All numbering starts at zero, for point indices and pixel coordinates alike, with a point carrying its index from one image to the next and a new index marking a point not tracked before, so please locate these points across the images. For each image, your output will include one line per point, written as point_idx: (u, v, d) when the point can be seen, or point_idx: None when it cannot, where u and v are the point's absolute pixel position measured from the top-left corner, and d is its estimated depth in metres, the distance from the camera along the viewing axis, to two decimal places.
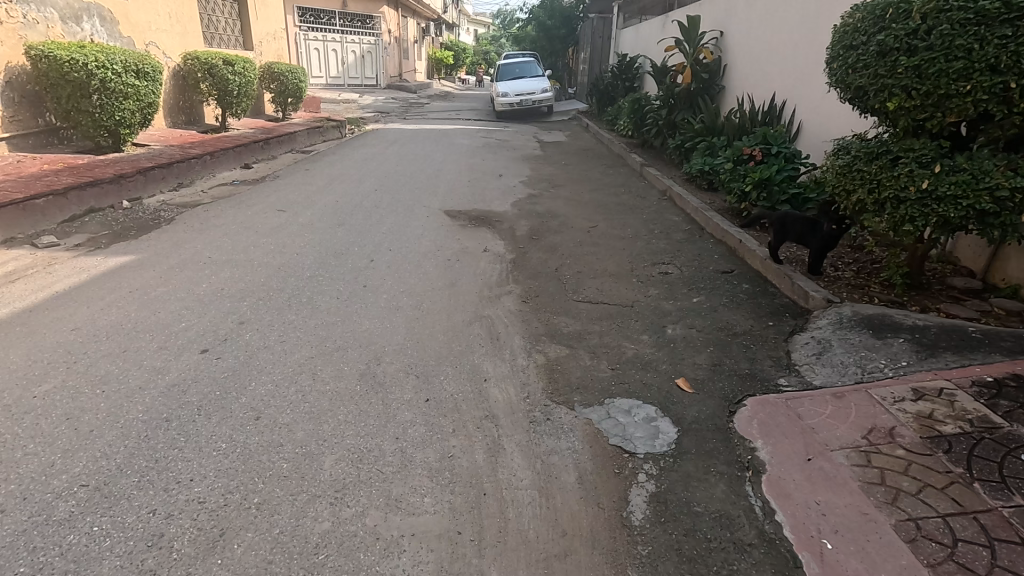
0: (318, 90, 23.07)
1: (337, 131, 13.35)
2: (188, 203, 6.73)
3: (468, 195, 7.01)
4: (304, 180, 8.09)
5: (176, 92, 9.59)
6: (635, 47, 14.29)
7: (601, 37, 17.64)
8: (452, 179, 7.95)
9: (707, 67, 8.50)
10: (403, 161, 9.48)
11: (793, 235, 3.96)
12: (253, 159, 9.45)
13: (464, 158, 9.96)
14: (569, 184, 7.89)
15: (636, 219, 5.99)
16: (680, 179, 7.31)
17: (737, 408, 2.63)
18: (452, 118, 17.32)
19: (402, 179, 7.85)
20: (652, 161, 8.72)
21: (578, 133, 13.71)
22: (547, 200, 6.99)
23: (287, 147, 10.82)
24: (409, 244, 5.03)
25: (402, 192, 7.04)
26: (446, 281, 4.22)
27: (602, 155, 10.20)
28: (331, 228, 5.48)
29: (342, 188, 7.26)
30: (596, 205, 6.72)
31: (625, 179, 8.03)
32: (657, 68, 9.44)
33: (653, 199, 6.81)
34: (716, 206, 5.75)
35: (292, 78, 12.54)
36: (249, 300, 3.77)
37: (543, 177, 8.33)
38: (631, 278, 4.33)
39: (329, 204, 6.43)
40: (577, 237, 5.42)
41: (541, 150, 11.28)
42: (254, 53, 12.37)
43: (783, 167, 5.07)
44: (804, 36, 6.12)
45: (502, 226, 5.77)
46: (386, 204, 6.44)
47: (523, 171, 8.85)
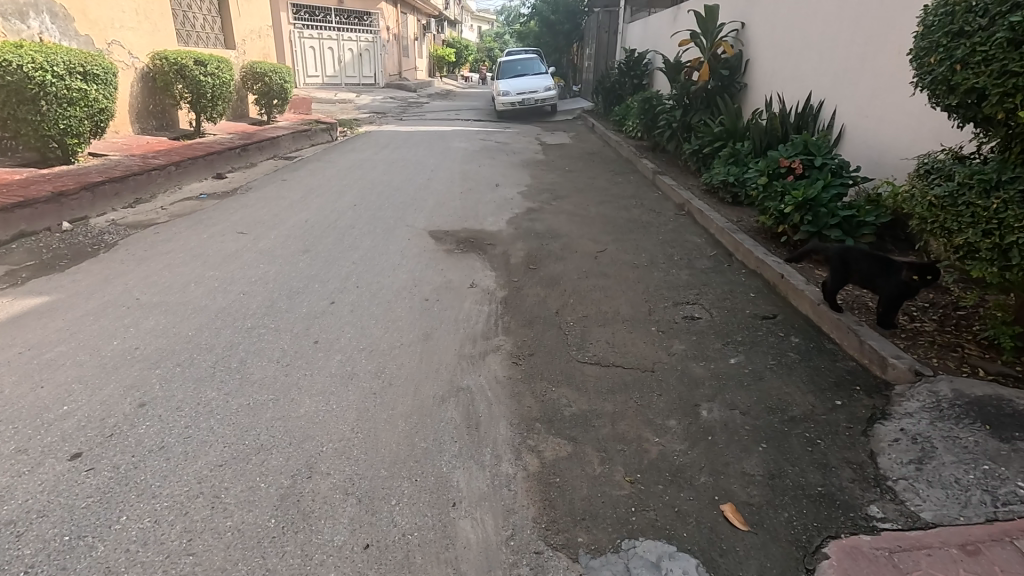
0: (314, 90, 22.31)
1: (327, 134, 12.55)
2: (139, 222, 5.94)
3: (458, 211, 6.19)
4: (279, 192, 7.28)
5: (144, 95, 8.81)
6: (644, 41, 13.39)
7: (607, 31, 16.76)
8: (443, 191, 7.14)
9: (726, 63, 7.61)
10: (392, 168, 8.67)
11: (859, 277, 3.09)
12: (228, 168, 8.66)
13: (459, 164, 9.13)
14: (574, 195, 7.06)
15: (651, 240, 5.15)
16: (698, 190, 6.46)
17: (818, 564, 1.80)
18: (450, 118, 16.49)
19: (386, 191, 7.04)
20: (665, 168, 7.87)
21: (583, 134, 12.86)
22: (548, 216, 6.17)
23: (269, 154, 10.02)
24: (382, 279, 4.22)
25: (385, 208, 6.22)
26: (419, 332, 3.41)
27: (609, 160, 9.35)
28: (292, 256, 4.67)
29: (317, 204, 6.44)
30: (604, 222, 5.89)
31: (636, 189, 7.18)
32: (669, 65, 8.57)
33: (669, 214, 5.97)
34: (746, 226, 4.90)
35: (278, 79, 11.75)
36: (164, 364, 2.98)
37: (545, 187, 7.50)
38: (649, 327, 3.50)
39: (298, 223, 5.62)
40: (582, 265, 4.60)
41: (544, 154, 10.45)
42: (236, 52, 11.58)
43: (831, 184, 4.21)
44: (845, 26, 5.25)
45: (495, 251, 4.96)
46: (363, 223, 5.62)
47: (522, 180, 8.01)
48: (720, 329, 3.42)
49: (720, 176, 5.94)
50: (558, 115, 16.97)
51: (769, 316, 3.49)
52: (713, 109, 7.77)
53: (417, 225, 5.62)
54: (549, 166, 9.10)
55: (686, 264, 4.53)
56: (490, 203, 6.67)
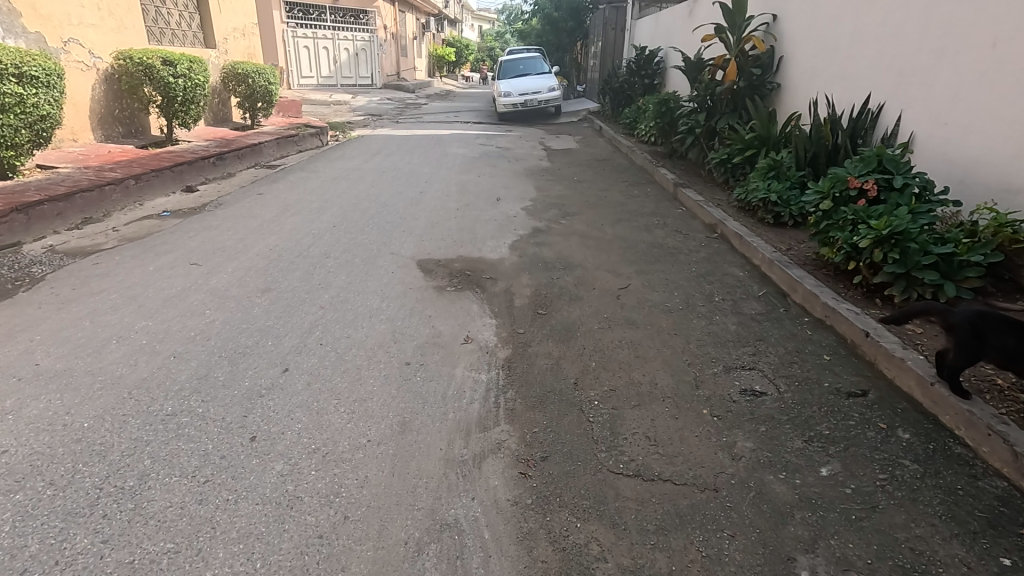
0: (308, 91, 21.50)
1: (316, 139, 11.72)
2: (82, 248, 5.10)
3: (454, 233, 5.34)
4: (251, 207, 6.43)
5: (108, 98, 7.96)
6: (655, 38, 12.54)
7: (614, 28, 15.89)
8: (438, 207, 6.30)
9: (757, 60, 6.72)
10: (382, 178, 7.83)
11: (1000, 353, 2.24)
12: (201, 179, 7.82)
13: (456, 173, 8.27)
14: (585, 212, 6.20)
15: (682, 273, 4.31)
16: (728, 207, 5.61)
17: None
18: (449, 121, 15.65)
19: (372, 208, 6.20)
20: (687, 178, 7.01)
21: (590, 138, 12.01)
22: (556, 238, 5.32)
23: (250, 162, 9.18)
24: (355, 331, 3.37)
25: (368, 230, 5.37)
26: (394, 420, 2.57)
27: (621, 167, 8.51)
28: (249, 298, 3.83)
29: (291, 224, 5.59)
30: (624, 246, 5.04)
31: (656, 204, 6.33)
32: (689, 62, 7.69)
33: (698, 236, 5.12)
34: (800, 258, 4.05)
35: (262, 80, 10.91)
36: (34, 480, 2.14)
37: (551, 202, 6.66)
38: (699, 409, 2.65)
39: (264, 251, 4.78)
40: (603, 308, 3.75)
41: (549, 161, 9.60)
42: (216, 51, 10.74)
43: (919, 212, 3.33)
44: (913, 15, 4.38)
45: (497, 287, 4.12)
46: (341, 250, 4.78)
47: (528, 192, 7.16)
48: (796, 412, 2.57)
49: (759, 193, 5.10)
50: (563, 117, 16.12)
51: (859, 395, 2.65)
52: (742, 111, 6.90)
53: (404, 252, 4.78)
54: (555, 176, 8.25)
55: (732, 308, 3.68)
56: (490, 222, 5.83)
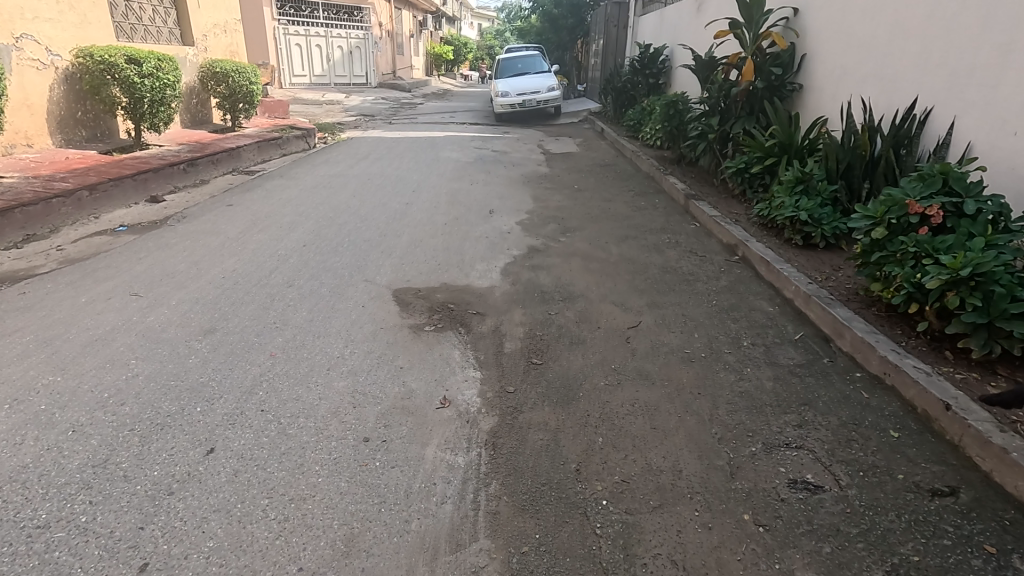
0: (300, 90, 20.90)
1: (301, 142, 11.10)
2: (14, 272, 4.49)
3: (439, 254, 4.73)
4: (217, 221, 5.81)
5: (69, 100, 7.33)
6: (660, 35, 11.91)
7: (616, 25, 15.24)
8: (424, 222, 5.66)
9: (777, 58, 6.08)
10: (366, 187, 7.21)
11: None
12: (170, 188, 7.19)
13: (448, 181, 7.63)
14: (587, 228, 5.58)
15: (702, 308, 3.68)
16: (749, 224, 4.99)
17: None
18: (444, 122, 14.99)
19: (350, 223, 5.57)
20: (698, 188, 6.39)
21: (592, 141, 11.38)
22: (555, 260, 4.70)
23: (226, 167, 8.54)
24: (307, 391, 2.76)
25: (341, 250, 4.74)
26: (340, 535, 1.95)
27: (626, 175, 7.88)
28: (187, 342, 3.22)
29: (257, 243, 4.97)
30: (633, 270, 4.41)
31: (666, 218, 5.70)
32: (701, 60, 7.06)
33: (716, 259, 4.50)
34: (842, 293, 3.43)
35: (243, 79, 10.26)
36: None
37: (550, 215, 6.04)
38: (740, 514, 2.03)
39: (218, 278, 4.16)
40: (609, 356, 3.13)
41: (548, 167, 8.97)
42: (194, 49, 10.11)
43: (1001, 244, 2.69)
44: (971, 4, 3.76)
45: (484, 325, 3.50)
46: (306, 277, 4.16)
47: (524, 203, 6.53)
48: (869, 522, 1.95)
49: (785, 210, 4.48)
50: (563, 118, 15.48)
51: (947, 496, 2.03)
52: (759, 115, 6.28)
53: (380, 280, 4.15)
54: (555, 183, 7.63)
55: (765, 357, 3.06)
56: (480, 240, 5.20)
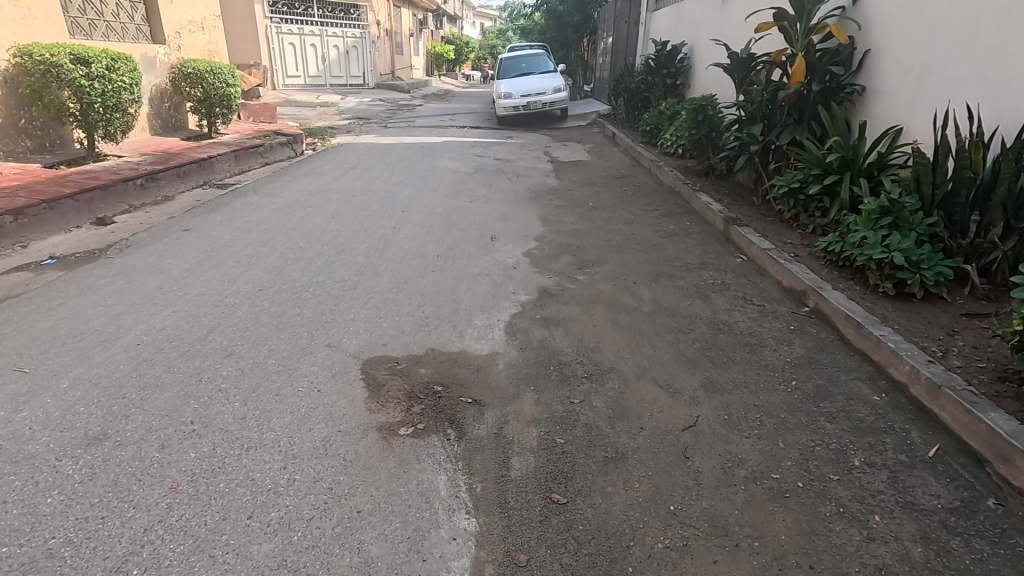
0: (293, 91, 19.99)
1: (286, 150, 10.17)
2: None
3: (427, 302, 3.77)
4: (163, 251, 4.85)
5: (9, 106, 6.36)
6: (677, 31, 10.95)
7: (627, 21, 14.28)
8: (412, 254, 4.71)
9: (834, 54, 5.07)
10: (348, 206, 6.25)
11: None
12: (122, 207, 6.24)
13: (444, 197, 6.68)
14: (609, 261, 4.61)
15: (780, 395, 2.71)
16: (813, 262, 4.00)
17: None
18: (443, 126, 14.03)
19: (322, 255, 4.62)
20: (738, 210, 5.41)
21: (603, 147, 10.43)
22: (573, 309, 3.75)
23: (195, 180, 7.61)
24: (208, 565, 1.80)
25: (304, 298, 3.78)
26: None
27: (646, 190, 6.92)
28: (57, 461, 2.25)
29: (202, 285, 4.01)
30: (674, 327, 3.45)
31: (704, 249, 4.73)
32: (736, 57, 6.05)
33: (780, 312, 3.52)
34: (985, 384, 2.45)
35: (218, 81, 9.31)
36: None
37: (563, 243, 5.08)
38: None
39: (140, 340, 3.21)
40: (665, 487, 2.15)
41: (557, 179, 8.01)
42: (165, 48, 9.15)
43: None
44: None
45: (483, 424, 2.53)
46: (253, 341, 3.20)
47: (532, 226, 5.58)
48: None
49: (870, 249, 3.47)
50: (570, 121, 14.52)
51: None
52: (811, 122, 5.29)
53: (348, 345, 3.19)
54: (567, 200, 6.66)
55: (894, 492, 2.09)
56: (481, 279, 4.25)
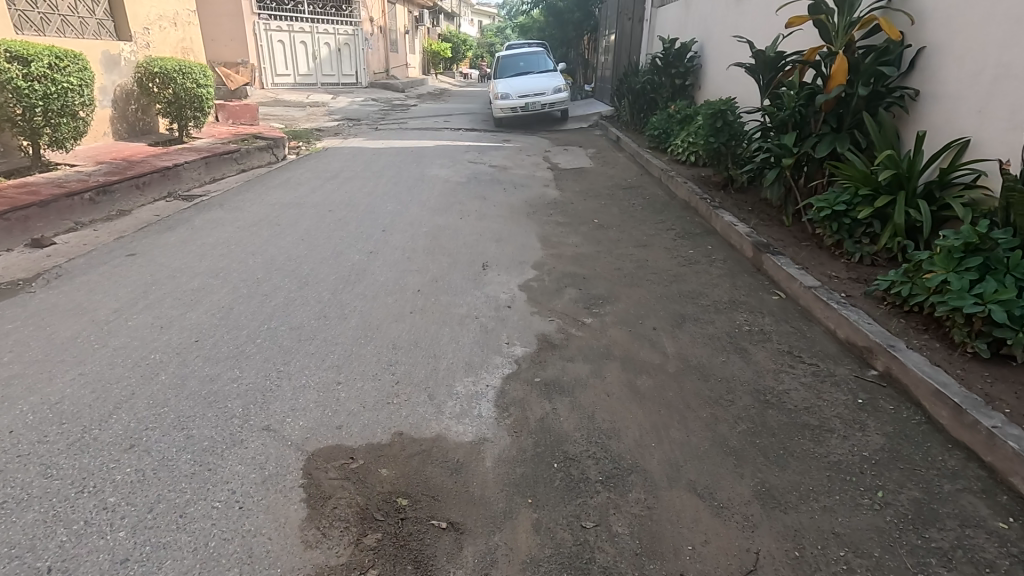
0: (283, 91, 19.27)
1: (265, 156, 9.45)
2: None
3: (399, 357, 3.06)
4: (95, 283, 4.12)
5: None
6: (686, 28, 10.23)
7: (631, 17, 13.57)
8: (389, 288, 4.00)
9: (883, 51, 4.34)
10: (322, 224, 5.53)
11: None
12: (65, 225, 5.52)
13: (432, 213, 5.96)
14: (621, 297, 3.91)
15: (866, 517, 1.99)
16: (872, 305, 3.29)
17: None
18: (437, 128, 13.32)
19: (281, 291, 3.90)
20: (767, 233, 4.70)
21: (607, 152, 9.73)
22: (582, 366, 3.04)
23: (158, 192, 6.89)
24: None
25: (248, 353, 3.07)
26: None
27: (658, 204, 6.21)
28: None
29: (128, 333, 3.30)
30: (709, 397, 2.73)
31: (732, 283, 4.03)
32: (762, 57, 5.33)
33: (840, 376, 2.81)
34: None
35: (186, 79, 8.49)
36: None
37: (567, 273, 4.38)
38: None
39: (23, 421, 2.49)
40: None
41: (558, 190, 7.31)
42: (131, 44, 8.41)
43: None
44: None
45: (461, 567, 1.82)
46: (170, 421, 2.50)
47: (530, 250, 4.88)
48: None
49: (956, 297, 2.75)
50: (571, 122, 13.82)
51: None
52: (853, 130, 4.58)
53: (293, 427, 2.49)
54: (569, 216, 5.96)
55: None
56: (469, 322, 3.54)
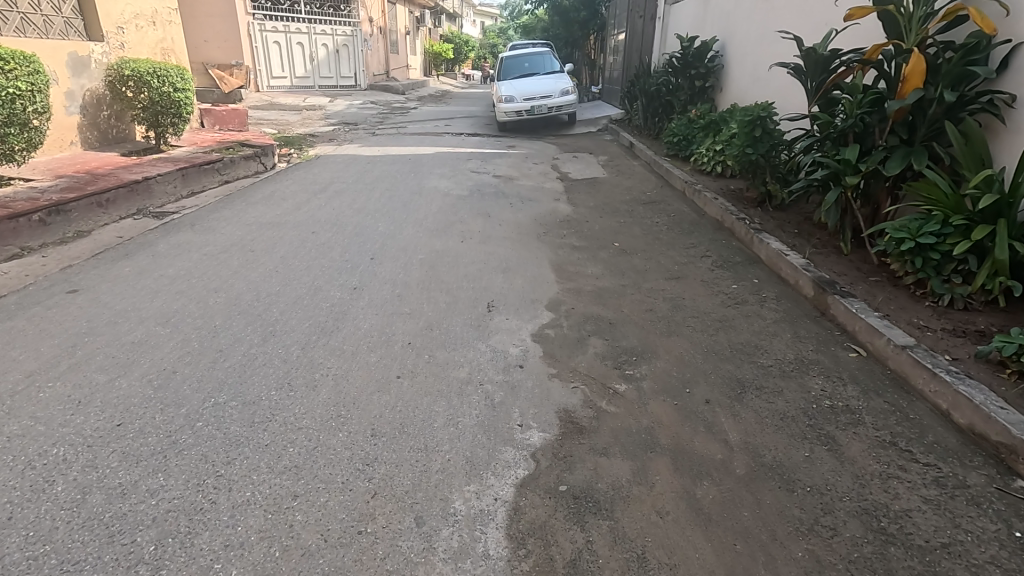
0: (278, 94, 18.60)
1: (251, 165, 8.73)
2: None
3: (380, 452, 2.34)
4: (15, 331, 3.39)
5: None
6: (705, 25, 9.48)
7: (642, 15, 12.85)
8: (373, 338, 3.27)
9: (971, 47, 3.59)
10: (301, 250, 4.80)
11: None
12: (7, 251, 4.80)
13: (429, 235, 5.24)
14: (659, 353, 3.17)
15: None
16: (992, 377, 2.54)
17: None
18: (437, 133, 12.60)
19: (240, 344, 3.18)
20: (826, 265, 3.95)
21: (620, 160, 8.99)
22: (621, 464, 2.30)
23: (124, 209, 6.19)
24: None
25: (181, 445, 2.35)
26: None
27: (686, 223, 5.47)
28: None
29: (33, 411, 2.57)
30: (802, 523, 1.99)
31: (795, 333, 3.28)
32: (812, 57, 4.59)
33: (975, 491, 2.07)
34: None
35: (160, 82, 7.70)
36: None
37: (589, 316, 3.64)
38: None
39: None
40: None
41: (570, 205, 6.57)
42: (102, 45, 7.68)
43: None
44: None
45: None
46: (50, 571, 1.77)
47: (543, 284, 4.15)
48: None
49: None
50: (579, 126, 13.09)
51: None
52: (929, 142, 3.84)
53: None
54: (585, 239, 5.22)
55: None
56: (471, 390, 2.80)
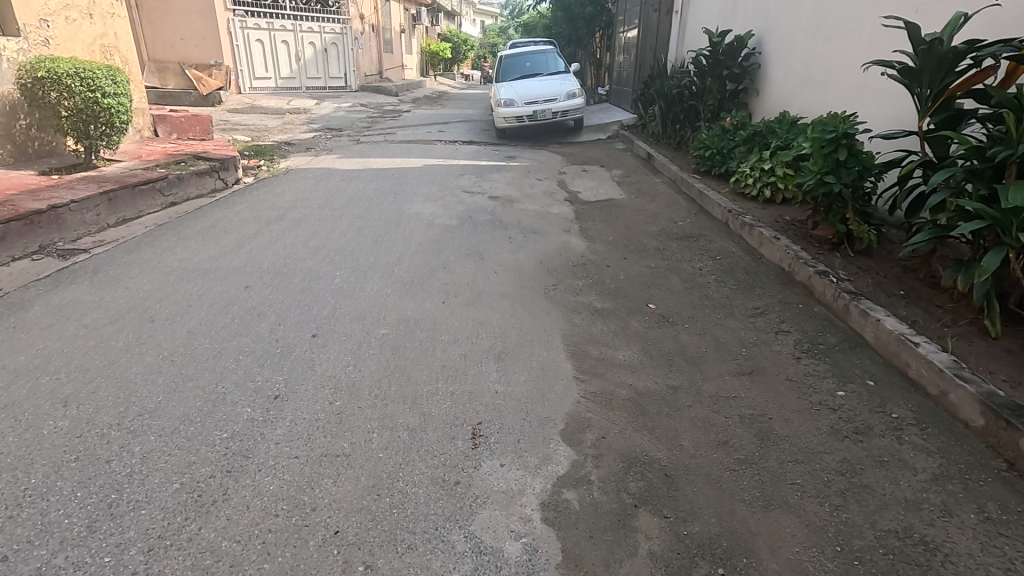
0: (261, 96, 17.26)
1: (206, 183, 7.43)
2: None
3: None
4: None
5: None
6: (736, 17, 8.15)
7: (657, 9, 11.54)
8: (277, 522, 1.96)
9: None
10: (220, 319, 3.48)
11: None
12: None
13: (399, 290, 3.93)
14: (760, 557, 1.86)
15: None
16: None
17: None
18: (429, 140, 11.27)
19: (44, 542, 1.86)
20: (982, 364, 2.63)
21: (638, 176, 7.69)
22: None
23: (18, 248, 4.86)
24: None
25: None
26: None
27: (740, 274, 4.15)
28: None
29: None
30: None
31: (980, 515, 1.97)
32: (937, 51, 3.23)
33: None
34: None
35: (85, 86, 6.31)
36: None
37: (631, 459, 2.32)
38: None
39: None
40: None
41: (583, 239, 5.26)
42: (18, 41, 6.36)
43: None
44: None
45: None
46: None
47: (558, 387, 2.83)
48: None
49: None
50: (587, 132, 11.78)
51: None
52: None
53: None
54: (609, 296, 3.91)
55: None
56: None
